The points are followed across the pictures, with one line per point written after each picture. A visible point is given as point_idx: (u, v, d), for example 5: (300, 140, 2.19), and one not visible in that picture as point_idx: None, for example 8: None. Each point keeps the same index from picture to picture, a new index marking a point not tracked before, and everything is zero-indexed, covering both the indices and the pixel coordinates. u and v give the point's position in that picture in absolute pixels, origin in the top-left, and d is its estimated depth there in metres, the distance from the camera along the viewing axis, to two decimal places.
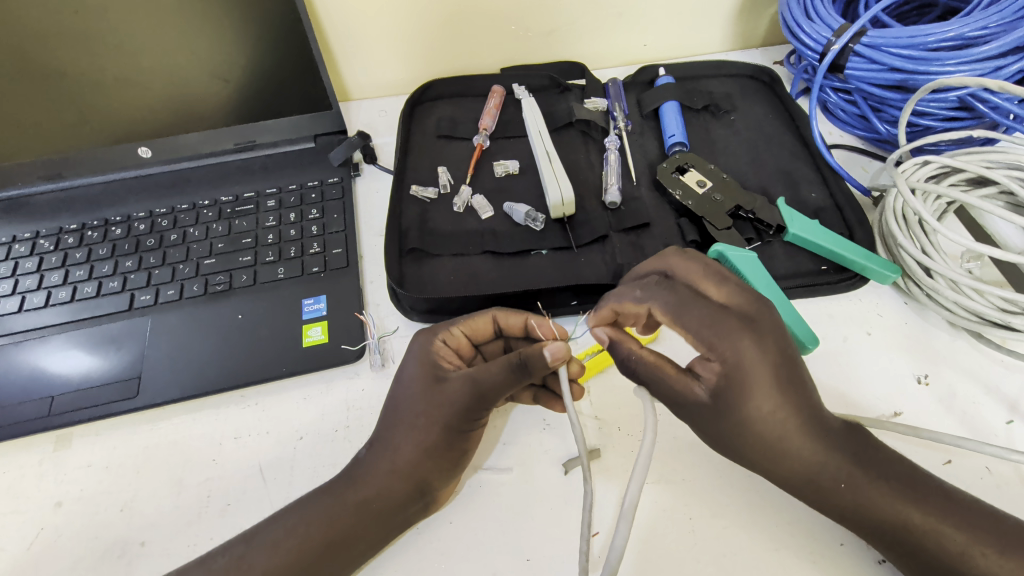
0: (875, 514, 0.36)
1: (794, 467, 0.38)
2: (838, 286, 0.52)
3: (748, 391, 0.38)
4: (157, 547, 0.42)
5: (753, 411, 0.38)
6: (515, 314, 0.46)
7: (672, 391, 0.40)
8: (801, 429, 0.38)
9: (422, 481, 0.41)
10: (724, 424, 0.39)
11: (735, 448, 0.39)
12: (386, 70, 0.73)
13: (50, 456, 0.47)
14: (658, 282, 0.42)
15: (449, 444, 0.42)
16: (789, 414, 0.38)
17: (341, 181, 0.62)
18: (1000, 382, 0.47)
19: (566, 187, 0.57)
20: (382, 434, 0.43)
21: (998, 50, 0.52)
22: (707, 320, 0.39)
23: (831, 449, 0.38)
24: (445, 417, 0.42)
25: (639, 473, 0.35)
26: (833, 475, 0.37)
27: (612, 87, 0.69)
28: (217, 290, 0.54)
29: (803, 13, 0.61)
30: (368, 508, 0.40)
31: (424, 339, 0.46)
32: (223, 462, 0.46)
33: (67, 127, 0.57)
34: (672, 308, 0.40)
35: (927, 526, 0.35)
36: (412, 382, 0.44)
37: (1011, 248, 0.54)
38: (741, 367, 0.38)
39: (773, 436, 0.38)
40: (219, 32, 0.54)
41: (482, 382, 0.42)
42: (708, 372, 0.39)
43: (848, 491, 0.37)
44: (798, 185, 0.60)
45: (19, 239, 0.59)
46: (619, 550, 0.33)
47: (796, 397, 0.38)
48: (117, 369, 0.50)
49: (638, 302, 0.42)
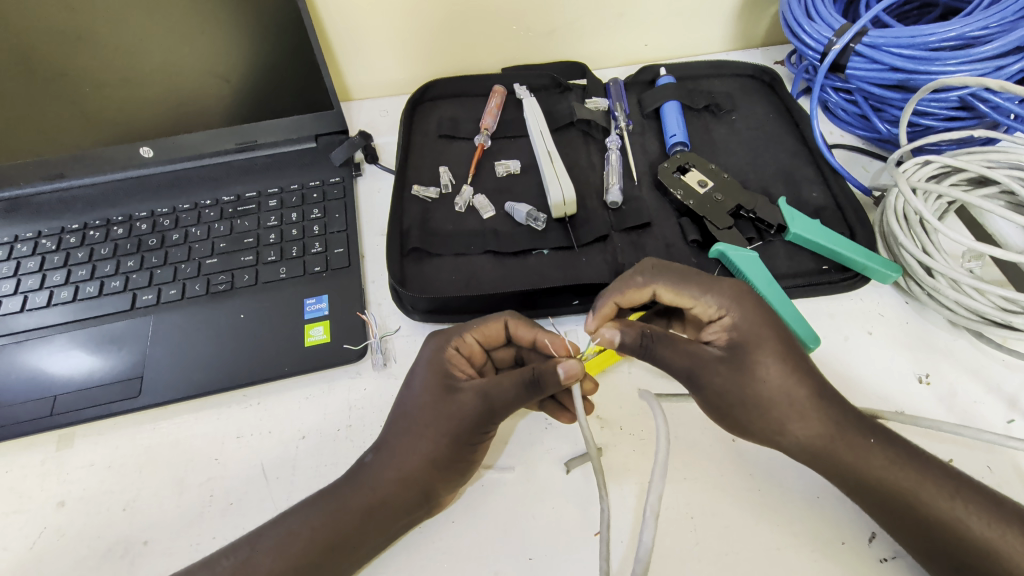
0: (900, 480, 0.37)
1: (820, 425, 0.39)
2: (840, 286, 0.53)
3: (762, 342, 0.41)
4: (159, 547, 0.42)
5: (771, 365, 0.40)
6: (527, 324, 0.46)
7: (690, 354, 0.42)
8: (817, 390, 0.40)
9: (429, 487, 0.40)
10: (747, 381, 0.40)
11: (761, 412, 0.40)
12: (387, 69, 0.73)
13: (52, 456, 0.47)
14: (653, 267, 0.46)
15: (456, 456, 0.41)
16: (803, 369, 0.40)
17: (343, 181, 0.62)
18: (1001, 381, 0.47)
19: (567, 187, 0.57)
20: (391, 437, 0.42)
21: (999, 50, 0.52)
22: (709, 286, 0.44)
23: (844, 410, 0.40)
24: (454, 429, 0.41)
25: (659, 482, 0.38)
26: (859, 431, 0.39)
27: (613, 87, 0.69)
28: (219, 290, 0.54)
29: (805, 13, 0.61)
30: (379, 505, 0.40)
31: (436, 345, 0.46)
32: (225, 461, 0.46)
33: (67, 127, 0.57)
34: (676, 282, 0.45)
35: (947, 502, 0.36)
36: (423, 391, 0.43)
37: (1011, 247, 0.55)
38: (749, 317, 0.42)
39: (796, 389, 0.40)
40: (221, 32, 0.54)
41: (494, 396, 0.41)
42: (716, 332, 0.44)
43: (881, 447, 0.38)
44: (799, 184, 0.60)
45: (20, 239, 0.59)
46: (649, 544, 0.36)
47: (806, 363, 0.41)
48: (119, 368, 0.50)
49: (642, 286, 0.45)
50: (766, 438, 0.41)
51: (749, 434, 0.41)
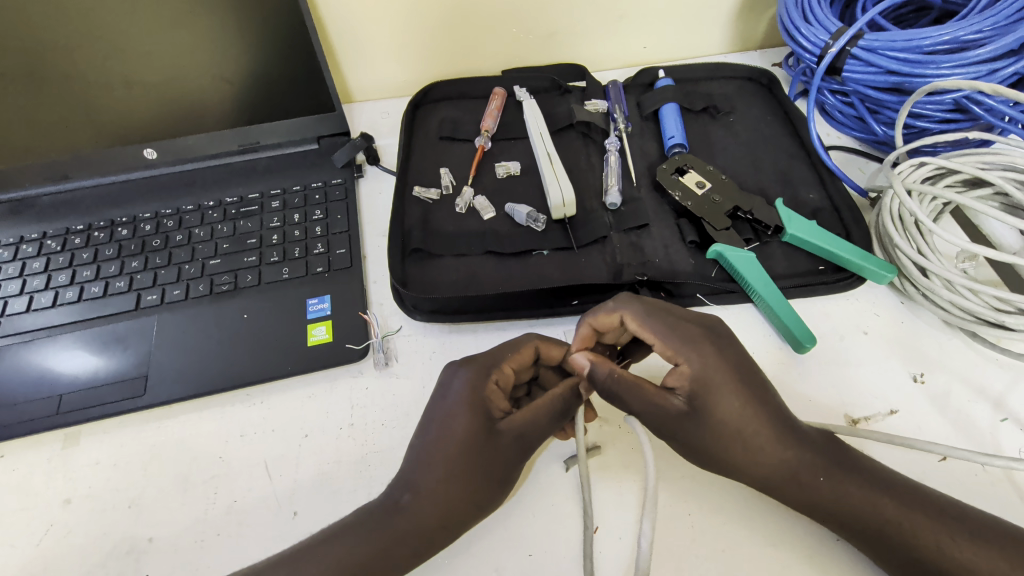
0: (856, 499, 0.38)
1: (776, 464, 0.40)
2: (837, 286, 0.53)
3: (722, 391, 0.41)
4: (165, 543, 0.43)
5: (732, 415, 0.41)
6: (557, 346, 0.48)
7: (653, 406, 0.42)
8: (776, 433, 0.40)
9: (464, 524, 0.40)
10: (710, 432, 0.41)
11: (721, 460, 0.41)
12: (389, 71, 0.74)
13: (58, 454, 0.48)
14: (627, 295, 0.47)
15: (494, 495, 0.41)
16: (763, 412, 0.41)
17: (345, 181, 0.63)
18: (993, 382, 0.48)
19: (566, 188, 0.58)
20: (428, 478, 0.41)
21: (994, 52, 0.52)
22: (671, 326, 0.44)
23: (803, 447, 0.40)
24: (497, 472, 0.41)
25: (652, 484, 0.38)
26: (813, 469, 0.39)
27: (613, 89, 0.70)
28: (223, 290, 0.55)
29: (802, 15, 0.62)
30: (424, 539, 0.39)
31: (472, 377, 0.45)
32: (229, 459, 0.47)
33: (72, 129, 0.57)
34: (642, 313, 0.45)
35: (917, 514, 0.37)
36: (462, 433, 0.42)
37: (1006, 249, 0.55)
38: (707, 365, 0.42)
39: (753, 432, 0.40)
40: (226, 36, 0.54)
41: (531, 433, 0.43)
42: (680, 377, 0.43)
43: (829, 484, 0.39)
44: (796, 186, 0.61)
45: (26, 239, 0.60)
46: (647, 552, 0.37)
47: (764, 400, 0.41)
48: (124, 368, 0.51)
49: (611, 312, 0.46)
50: (723, 472, 0.41)
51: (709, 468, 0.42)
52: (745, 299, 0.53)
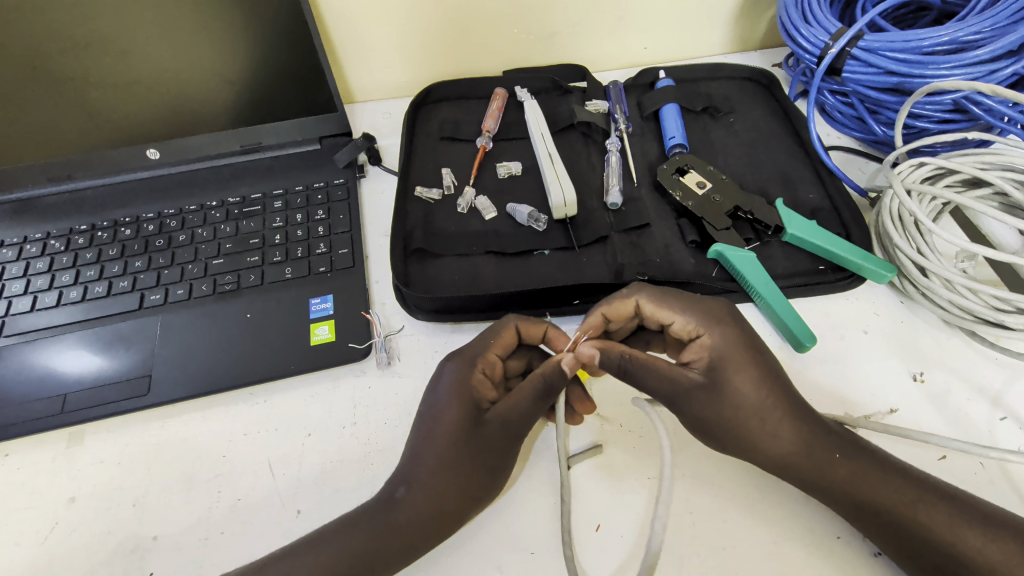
0: (860, 487, 0.38)
1: (790, 440, 0.41)
2: (836, 286, 0.53)
3: (739, 365, 0.43)
4: (169, 541, 0.43)
5: (747, 388, 0.42)
6: (535, 324, 0.48)
7: (667, 378, 0.43)
8: (789, 409, 0.42)
9: (459, 517, 0.41)
10: (724, 404, 0.42)
11: (735, 434, 0.42)
12: (390, 73, 0.74)
13: (62, 452, 0.48)
14: (638, 283, 0.49)
15: (485, 483, 0.42)
16: (778, 389, 0.42)
17: (347, 181, 0.63)
18: (991, 381, 0.48)
19: (567, 188, 0.58)
20: (421, 471, 0.42)
21: (992, 53, 0.53)
22: (692, 300, 0.47)
23: (815, 426, 0.41)
24: (484, 461, 0.42)
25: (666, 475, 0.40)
26: (826, 446, 0.40)
27: (613, 89, 0.70)
28: (226, 290, 0.55)
29: (802, 16, 0.62)
30: (422, 534, 0.40)
31: (457, 370, 0.46)
32: (232, 458, 0.47)
33: (76, 129, 0.58)
34: (656, 294, 0.47)
35: (918, 512, 0.37)
36: (450, 426, 0.43)
37: (1005, 248, 0.55)
38: (726, 339, 0.44)
39: (768, 407, 0.41)
40: (230, 37, 0.55)
41: (513, 419, 0.43)
42: (698, 351, 0.45)
43: (845, 460, 0.39)
44: (796, 186, 0.61)
45: (30, 239, 0.60)
46: (657, 543, 0.38)
47: (778, 377, 0.43)
48: (128, 367, 0.51)
49: (626, 297, 0.47)
50: (739, 450, 0.42)
51: (725, 447, 0.42)
52: (746, 299, 0.53)
